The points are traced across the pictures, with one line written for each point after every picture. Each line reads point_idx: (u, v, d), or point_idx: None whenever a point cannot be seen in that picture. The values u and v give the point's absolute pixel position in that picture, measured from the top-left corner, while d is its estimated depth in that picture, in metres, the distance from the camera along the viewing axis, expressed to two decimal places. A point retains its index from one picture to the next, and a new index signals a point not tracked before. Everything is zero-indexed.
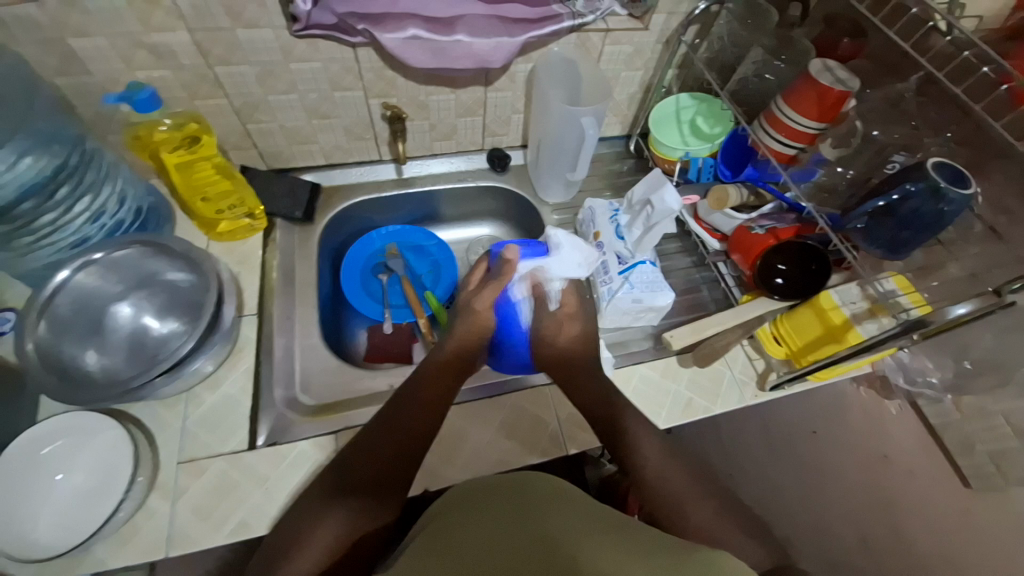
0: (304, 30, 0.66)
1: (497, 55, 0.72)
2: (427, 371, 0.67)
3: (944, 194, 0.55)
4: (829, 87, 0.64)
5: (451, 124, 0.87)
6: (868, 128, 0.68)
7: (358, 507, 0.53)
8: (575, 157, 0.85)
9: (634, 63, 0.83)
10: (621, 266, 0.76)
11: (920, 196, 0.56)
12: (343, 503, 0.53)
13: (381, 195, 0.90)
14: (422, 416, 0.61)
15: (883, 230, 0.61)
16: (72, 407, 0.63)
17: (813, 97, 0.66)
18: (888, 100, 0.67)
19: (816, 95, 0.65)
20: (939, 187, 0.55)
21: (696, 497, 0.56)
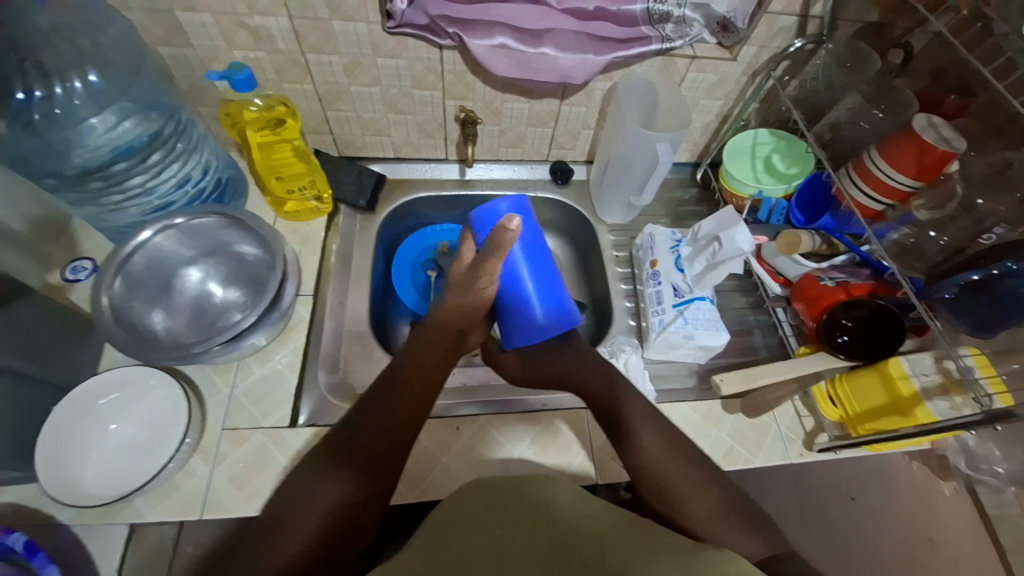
0: (397, 27, 0.67)
1: (580, 71, 0.71)
2: (424, 344, 0.63)
3: None
4: (933, 145, 0.60)
5: (520, 132, 0.87)
6: (971, 195, 0.64)
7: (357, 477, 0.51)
8: (643, 182, 0.84)
9: (715, 92, 0.81)
10: (676, 299, 0.74)
11: (1022, 275, 0.54)
12: (337, 472, 0.51)
13: (441, 193, 0.91)
14: (418, 388, 0.59)
15: (975, 305, 0.57)
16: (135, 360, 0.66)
17: (913, 152, 0.62)
18: (993, 168, 0.63)
19: (917, 151, 0.62)
20: None
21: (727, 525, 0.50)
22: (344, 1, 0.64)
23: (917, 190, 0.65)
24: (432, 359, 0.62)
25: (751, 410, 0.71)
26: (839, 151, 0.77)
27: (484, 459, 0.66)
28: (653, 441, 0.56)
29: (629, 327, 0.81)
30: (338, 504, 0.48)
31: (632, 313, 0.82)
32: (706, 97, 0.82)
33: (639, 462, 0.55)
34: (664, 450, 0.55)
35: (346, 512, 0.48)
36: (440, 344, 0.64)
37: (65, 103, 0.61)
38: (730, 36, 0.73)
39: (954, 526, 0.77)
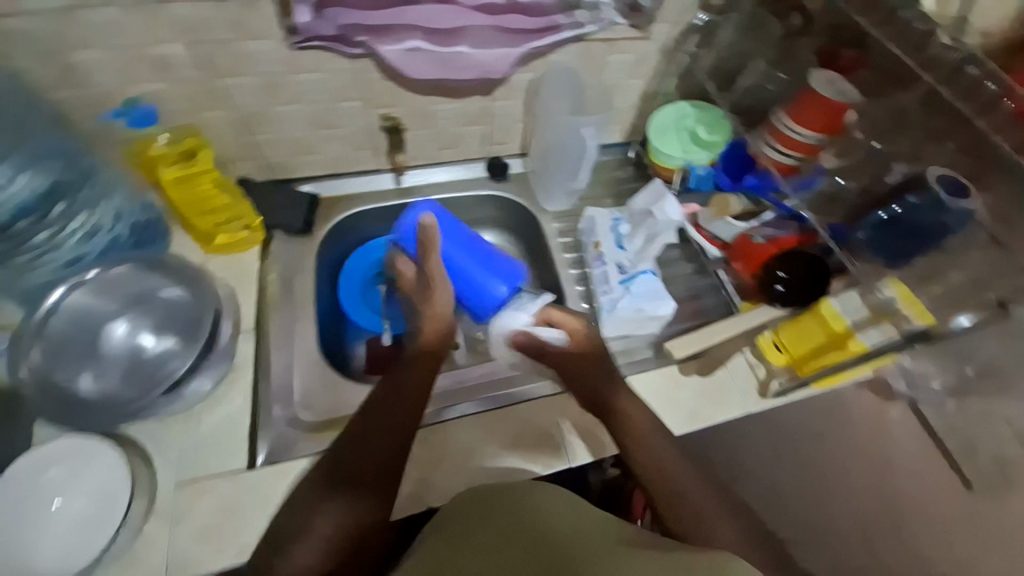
0: (304, 42, 0.65)
1: (498, 64, 0.72)
2: (405, 377, 0.62)
3: (946, 206, 0.59)
4: (829, 97, 0.65)
5: (451, 134, 0.86)
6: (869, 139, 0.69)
7: (348, 500, 0.53)
8: (577, 165, 0.88)
9: (637, 72, 0.83)
10: (621, 276, 0.77)
11: (922, 207, 0.61)
12: (335, 496, 0.54)
13: (385, 205, 0.89)
14: (409, 403, 0.59)
15: (889, 239, 0.64)
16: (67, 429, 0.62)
17: (818, 109, 0.66)
18: (892, 112, 0.66)
19: (821, 107, 0.66)
20: (940, 199, 0.60)
21: (718, 517, 0.54)
22: (247, 21, 0.63)
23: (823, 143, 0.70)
24: (421, 376, 0.62)
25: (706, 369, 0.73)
26: (755, 116, 0.81)
27: (460, 464, 0.66)
28: (673, 457, 0.57)
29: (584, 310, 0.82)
30: (336, 534, 0.52)
31: (583, 296, 0.84)
32: (629, 77, 0.84)
33: (652, 474, 0.56)
34: (676, 463, 0.57)
35: (346, 539, 0.51)
36: (422, 374, 0.63)
37: None
38: (640, 16, 0.75)
39: (903, 444, 0.83)
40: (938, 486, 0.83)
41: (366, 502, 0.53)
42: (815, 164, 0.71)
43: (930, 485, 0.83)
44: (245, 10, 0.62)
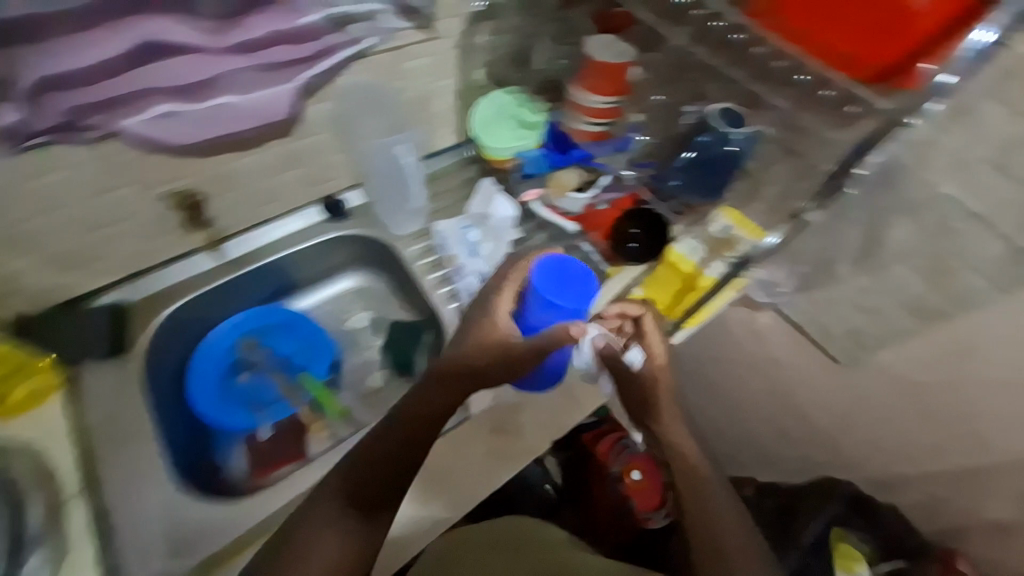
0: (28, 139, 0.53)
1: (279, 105, 0.67)
2: (431, 383, 0.64)
3: (729, 139, 0.61)
4: (613, 60, 0.63)
5: (264, 190, 0.78)
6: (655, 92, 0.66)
7: (353, 528, 0.57)
8: (404, 188, 0.85)
9: (443, 71, 0.80)
10: (483, 284, 0.77)
11: (710, 143, 0.62)
12: (345, 520, 0.57)
13: (213, 287, 0.81)
14: (421, 425, 0.62)
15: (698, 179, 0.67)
16: None
17: (602, 74, 0.64)
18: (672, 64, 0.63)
19: (604, 72, 0.64)
20: (725, 134, 0.60)
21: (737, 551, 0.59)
22: None
23: (622, 101, 0.67)
24: (480, 356, 0.63)
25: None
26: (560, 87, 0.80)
27: (420, 511, 0.67)
28: (730, 508, 0.62)
29: None
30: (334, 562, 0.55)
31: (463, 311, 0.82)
32: (438, 78, 0.81)
33: (705, 525, 0.60)
34: (733, 517, 0.61)
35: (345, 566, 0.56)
36: (444, 386, 0.64)
37: None
38: (418, 17, 0.70)
39: (772, 341, 0.92)
40: (820, 375, 0.90)
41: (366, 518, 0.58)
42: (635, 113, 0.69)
43: (813, 375, 0.91)
44: None
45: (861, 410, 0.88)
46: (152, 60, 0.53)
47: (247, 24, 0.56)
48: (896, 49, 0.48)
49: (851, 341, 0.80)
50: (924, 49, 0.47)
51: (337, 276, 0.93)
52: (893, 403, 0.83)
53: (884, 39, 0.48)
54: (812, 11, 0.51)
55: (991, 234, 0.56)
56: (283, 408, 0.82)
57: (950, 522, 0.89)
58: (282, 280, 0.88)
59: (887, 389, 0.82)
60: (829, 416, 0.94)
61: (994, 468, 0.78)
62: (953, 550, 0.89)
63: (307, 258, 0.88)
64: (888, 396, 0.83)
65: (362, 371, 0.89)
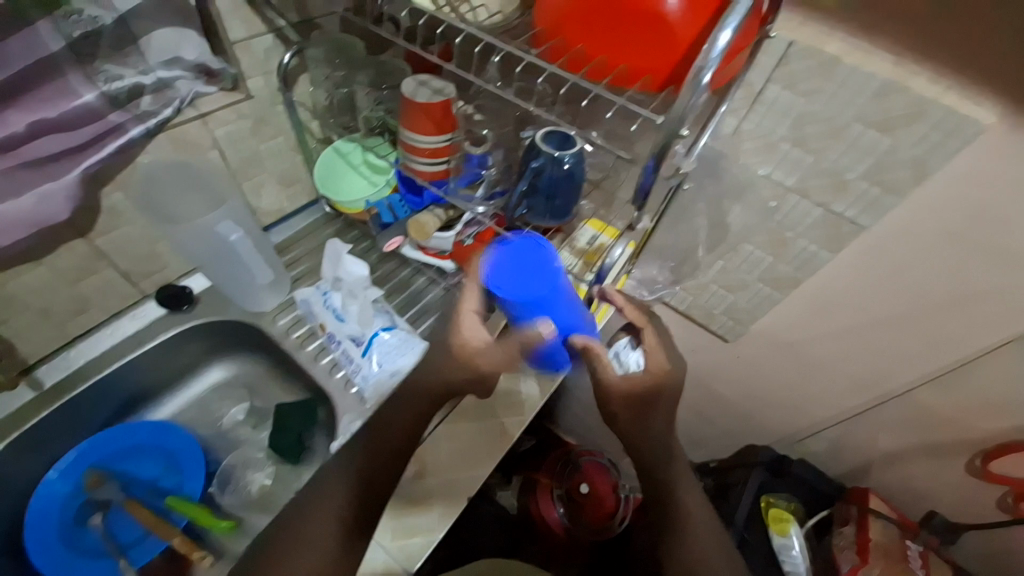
0: None
1: (54, 207, 0.58)
2: (422, 402, 0.64)
3: (561, 159, 0.57)
4: (428, 100, 0.59)
5: (75, 297, 0.69)
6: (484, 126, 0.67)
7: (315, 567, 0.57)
8: (245, 265, 0.75)
9: (264, 132, 0.76)
10: (360, 349, 0.70)
11: (546, 166, 0.58)
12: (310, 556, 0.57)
13: (32, 423, 0.69)
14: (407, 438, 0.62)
15: (540, 205, 0.62)
16: None
17: (420, 114, 0.60)
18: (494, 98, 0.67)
19: (422, 112, 0.60)
20: (553, 155, 0.57)
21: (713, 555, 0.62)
22: None
23: (452, 139, 0.63)
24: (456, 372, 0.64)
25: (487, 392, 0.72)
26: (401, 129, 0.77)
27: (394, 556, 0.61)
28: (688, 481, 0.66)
29: (354, 397, 0.73)
30: None
31: (348, 381, 0.74)
32: (262, 140, 0.77)
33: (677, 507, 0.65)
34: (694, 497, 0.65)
35: None
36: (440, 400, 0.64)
37: None
38: (223, 81, 0.66)
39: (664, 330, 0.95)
40: (718, 355, 0.93)
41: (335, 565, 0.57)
42: (473, 141, 0.65)
43: (710, 356, 0.94)
44: None
45: (756, 379, 0.93)
46: None
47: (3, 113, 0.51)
48: (665, 59, 0.41)
49: (729, 319, 0.84)
50: (692, 56, 0.41)
51: (201, 370, 0.84)
52: (781, 365, 0.87)
53: (650, 50, 0.41)
54: (574, 23, 0.43)
55: (808, 202, 0.62)
56: (147, 549, 0.69)
57: (858, 461, 0.95)
58: (127, 390, 0.78)
59: (771, 354, 0.86)
60: (733, 388, 0.98)
61: (878, 407, 0.82)
62: (866, 485, 0.96)
63: (155, 358, 0.78)
64: (778, 363, 0.87)
65: (243, 474, 0.77)
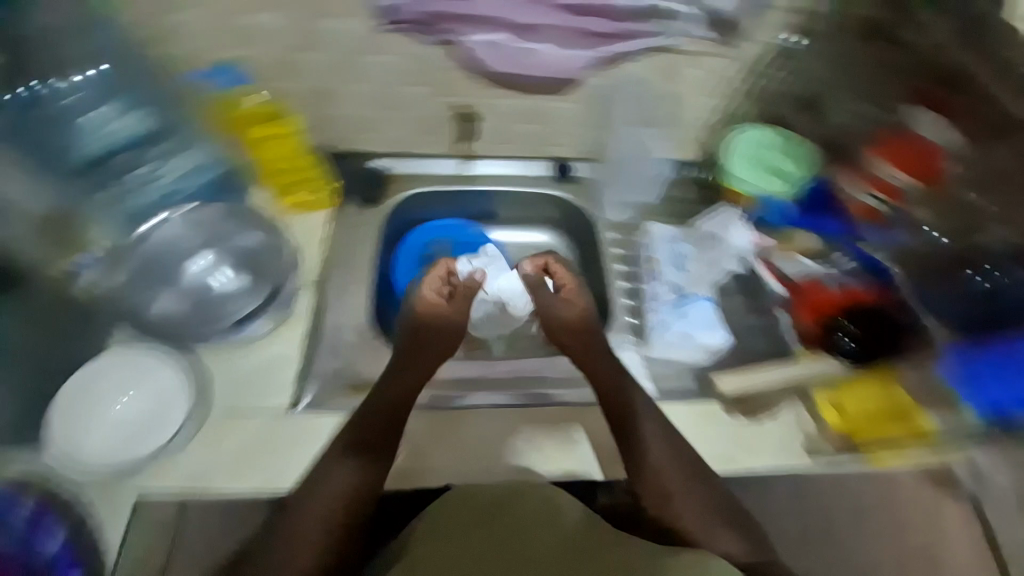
0: (389, 25, 0.68)
1: (576, 62, 0.73)
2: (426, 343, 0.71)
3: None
4: (913, 143, 0.71)
5: (507, 131, 0.84)
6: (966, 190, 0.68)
7: (361, 464, 0.62)
8: (647, 182, 0.87)
9: (712, 89, 0.78)
10: (679, 300, 0.79)
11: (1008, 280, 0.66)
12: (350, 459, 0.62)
13: (439, 189, 0.88)
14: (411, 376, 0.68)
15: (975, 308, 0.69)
16: (148, 339, 0.70)
17: (899, 150, 0.73)
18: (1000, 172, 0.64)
19: (899, 147, 0.73)
20: None
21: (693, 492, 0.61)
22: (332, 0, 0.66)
23: (908, 187, 0.73)
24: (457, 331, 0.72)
25: (750, 410, 0.68)
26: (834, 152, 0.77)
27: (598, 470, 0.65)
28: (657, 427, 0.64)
29: (626, 326, 0.78)
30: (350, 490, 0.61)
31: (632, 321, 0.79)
32: (702, 96, 0.79)
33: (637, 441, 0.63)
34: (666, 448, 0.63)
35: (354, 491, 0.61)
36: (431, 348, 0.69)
37: (56, 103, 0.68)
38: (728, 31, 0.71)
39: None
40: None
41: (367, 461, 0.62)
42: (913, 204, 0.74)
43: None
44: None
45: None
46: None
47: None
48: None
49: None
50: None
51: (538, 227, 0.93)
52: None
53: None
54: None
55: None
56: None
57: None
58: (481, 212, 0.92)
59: None
60: None
61: None
62: None
63: (521, 200, 0.90)
64: None
65: None
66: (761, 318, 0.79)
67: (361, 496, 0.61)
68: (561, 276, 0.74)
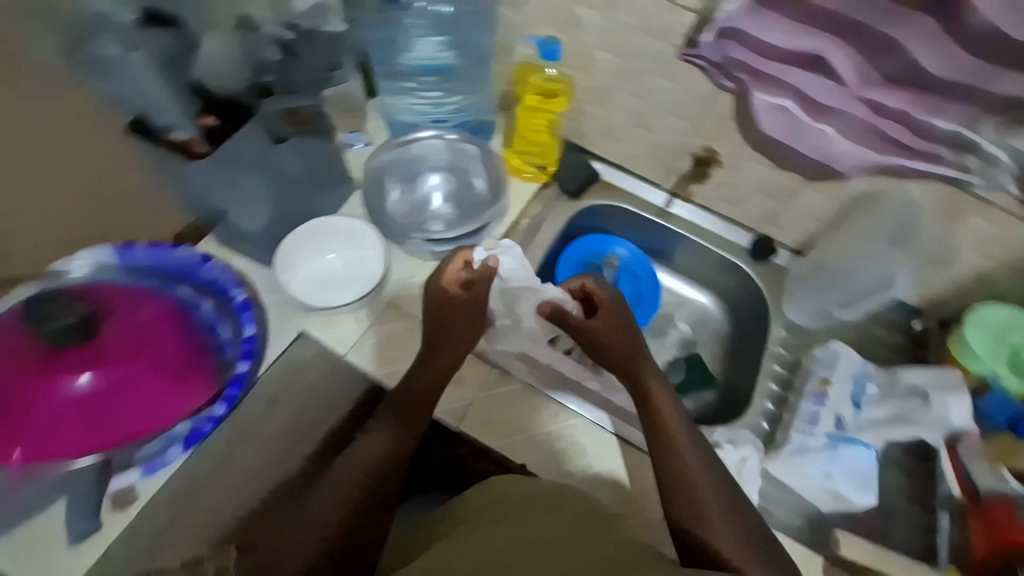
0: (693, 56, 0.68)
1: (848, 161, 0.67)
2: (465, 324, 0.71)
3: None
4: None
5: (742, 192, 0.84)
6: None
7: (395, 427, 0.64)
8: (856, 298, 0.81)
9: (987, 250, 0.70)
10: (834, 432, 0.70)
11: None
12: (388, 421, 0.65)
13: (640, 212, 0.92)
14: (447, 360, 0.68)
15: None
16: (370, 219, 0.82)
17: None
18: None
19: None
20: None
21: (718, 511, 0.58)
22: (661, 19, 0.67)
23: None
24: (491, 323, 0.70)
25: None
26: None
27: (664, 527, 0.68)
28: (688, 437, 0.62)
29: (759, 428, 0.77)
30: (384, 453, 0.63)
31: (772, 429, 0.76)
32: (973, 250, 0.72)
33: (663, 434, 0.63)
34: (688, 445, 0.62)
35: (384, 455, 0.63)
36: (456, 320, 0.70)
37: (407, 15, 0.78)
38: None
39: None
40: None
41: (401, 426, 0.64)
42: None
43: None
44: (672, 12, 0.65)
45: None
46: (819, 72, 0.61)
47: (894, 92, 0.59)
48: None
49: None
50: None
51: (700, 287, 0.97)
52: None
53: None
54: None
55: None
56: None
57: None
58: (666, 250, 0.96)
59: None
60: None
61: None
62: None
63: (712, 258, 0.92)
64: None
65: None
66: (909, 499, 0.72)
67: (390, 460, 0.63)
68: (598, 297, 0.71)
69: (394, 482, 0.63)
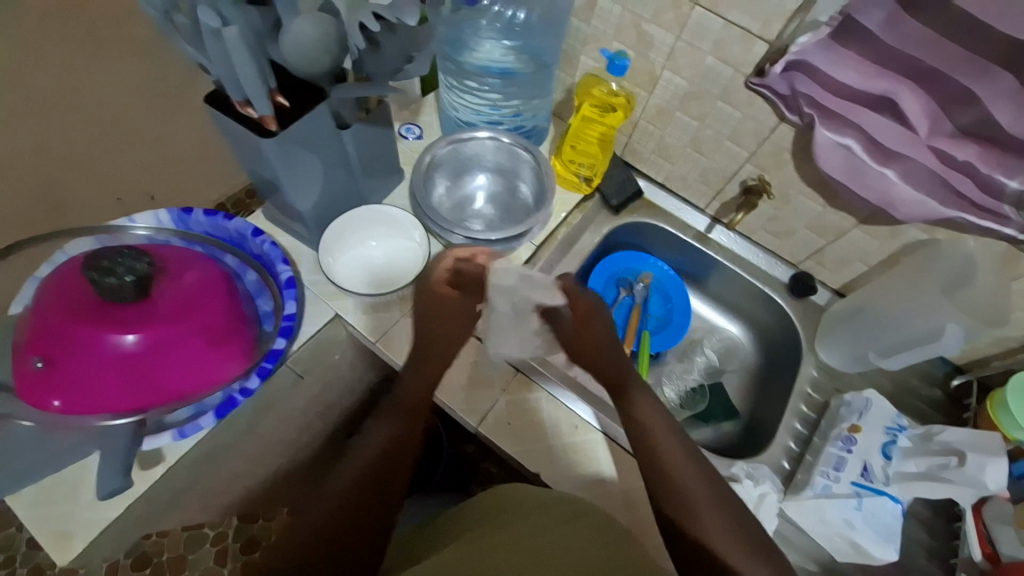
0: (759, 85, 0.67)
1: (908, 209, 0.65)
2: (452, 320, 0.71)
3: None
4: None
5: (790, 227, 0.83)
6: None
7: (398, 425, 0.61)
8: (901, 351, 0.78)
9: None
10: (860, 479, 0.69)
11: None
12: (393, 415, 0.62)
13: (680, 235, 0.92)
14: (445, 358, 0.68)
15: None
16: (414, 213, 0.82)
17: None
18: None
19: None
20: None
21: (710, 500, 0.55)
22: (732, 46, 0.66)
23: None
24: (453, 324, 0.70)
25: None
26: None
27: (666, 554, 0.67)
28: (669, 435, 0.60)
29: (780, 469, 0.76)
30: (388, 442, 0.60)
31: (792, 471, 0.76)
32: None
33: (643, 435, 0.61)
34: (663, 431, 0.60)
35: (391, 446, 0.59)
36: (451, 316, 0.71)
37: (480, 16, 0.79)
38: None
39: None
40: None
41: (404, 422, 0.62)
42: None
43: None
44: (747, 40, 0.65)
45: None
46: (890, 115, 0.61)
47: (965, 144, 0.58)
48: None
49: None
50: None
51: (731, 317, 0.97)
52: None
53: None
54: None
55: None
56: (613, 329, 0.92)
57: None
58: (702, 275, 0.96)
59: None
60: None
61: None
62: None
63: (750, 290, 0.91)
64: None
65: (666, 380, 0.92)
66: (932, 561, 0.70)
67: (401, 456, 0.60)
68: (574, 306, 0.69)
69: (400, 479, 0.59)
